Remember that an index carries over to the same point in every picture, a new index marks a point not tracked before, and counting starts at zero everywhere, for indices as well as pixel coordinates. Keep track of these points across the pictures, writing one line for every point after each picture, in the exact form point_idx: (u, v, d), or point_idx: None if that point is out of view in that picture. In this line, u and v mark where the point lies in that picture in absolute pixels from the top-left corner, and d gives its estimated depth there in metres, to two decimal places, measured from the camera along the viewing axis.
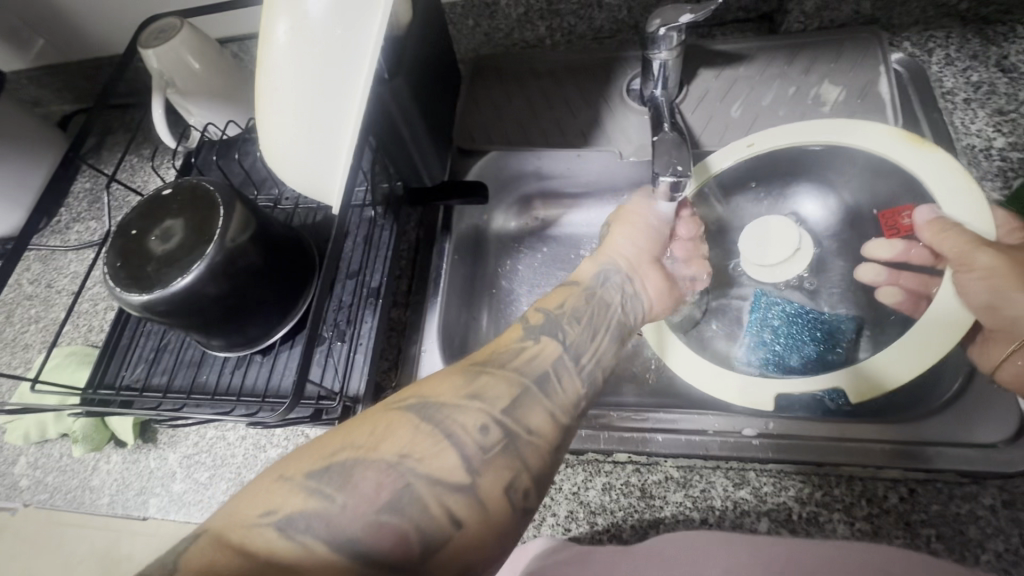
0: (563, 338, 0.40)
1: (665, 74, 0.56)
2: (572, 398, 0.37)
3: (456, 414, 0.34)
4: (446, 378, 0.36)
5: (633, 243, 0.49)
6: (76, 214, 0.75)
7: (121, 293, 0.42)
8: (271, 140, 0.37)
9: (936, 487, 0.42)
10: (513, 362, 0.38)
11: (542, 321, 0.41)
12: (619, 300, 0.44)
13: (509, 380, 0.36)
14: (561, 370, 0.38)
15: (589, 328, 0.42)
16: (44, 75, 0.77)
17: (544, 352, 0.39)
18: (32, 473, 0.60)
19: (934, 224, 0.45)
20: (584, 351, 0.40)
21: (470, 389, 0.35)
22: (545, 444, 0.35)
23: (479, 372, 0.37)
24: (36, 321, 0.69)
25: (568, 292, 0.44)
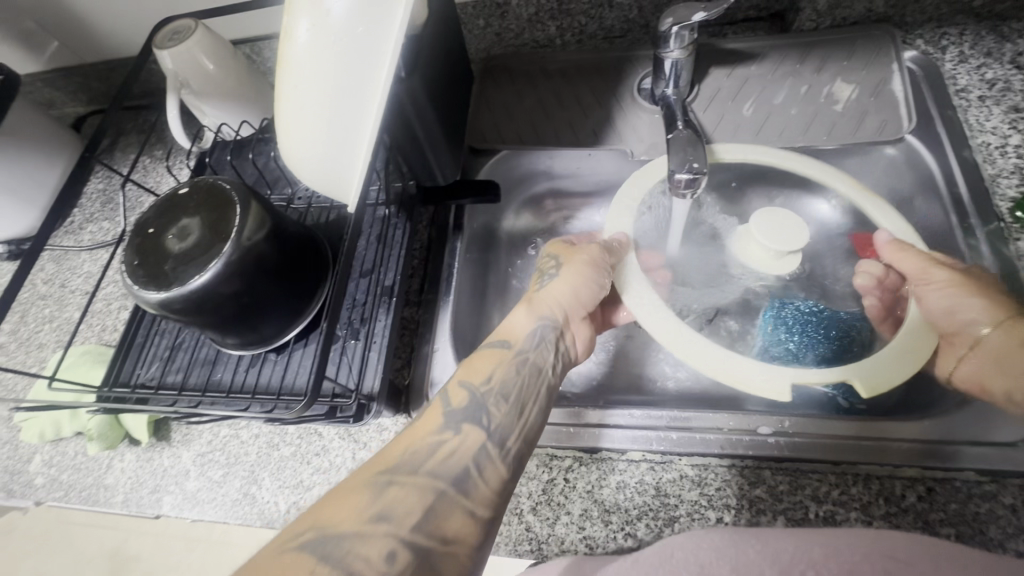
0: (487, 423, 0.39)
1: (676, 73, 0.56)
2: (490, 491, 0.37)
3: (361, 543, 0.32)
4: (347, 496, 0.35)
5: (570, 297, 0.47)
6: (90, 214, 0.76)
7: (139, 291, 0.42)
8: (291, 138, 0.38)
9: (955, 485, 0.41)
10: (426, 464, 0.37)
11: (464, 403, 0.40)
12: (551, 360, 0.44)
13: (422, 487, 0.35)
14: (484, 463, 0.38)
15: (518, 402, 0.41)
16: (59, 77, 0.78)
17: (463, 445, 0.38)
18: (46, 471, 0.60)
19: (894, 244, 0.47)
20: (509, 433, 0.39)
21: (373, 510, 0.33)
22: (465, 551, 0.34)
23: (387, 484, 0.35)
24: (51, 320, 0.69)
25: (497, 361, 0.43)
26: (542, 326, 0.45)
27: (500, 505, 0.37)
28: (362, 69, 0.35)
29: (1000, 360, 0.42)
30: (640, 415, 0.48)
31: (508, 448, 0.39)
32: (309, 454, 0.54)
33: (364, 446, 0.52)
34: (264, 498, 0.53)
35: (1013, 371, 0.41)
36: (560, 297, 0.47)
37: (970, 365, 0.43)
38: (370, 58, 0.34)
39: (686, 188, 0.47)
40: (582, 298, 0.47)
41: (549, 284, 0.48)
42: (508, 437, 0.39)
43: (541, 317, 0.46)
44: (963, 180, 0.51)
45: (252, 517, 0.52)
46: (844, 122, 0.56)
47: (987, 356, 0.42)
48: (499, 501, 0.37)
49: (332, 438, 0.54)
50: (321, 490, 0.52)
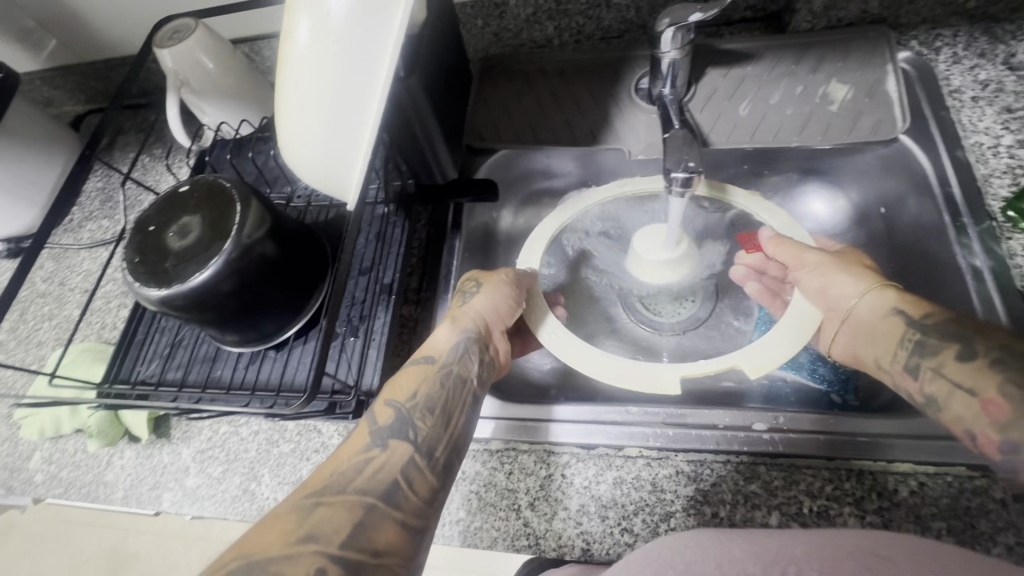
0: (412, 437, 0.40)
1: (673, 73, 0.57)
2: (421, 500, 0.38)
3: (288, 566, 0.33)
4: (275, 521, 0.35)
5: (491, 309, 0.47)
6: (89, 213, 0.76)
7: (140, 288, 0.43)
8: (292, 133, 0.38)
9: (946, 481, 0.42)
10: (354, 482, 0.37)
11: (391, 420, 0.41)
12: (475, 372, 0.44)
13: (349, 506, 0.36)
14: (412, 474, 0.38)
15: (443, 414, 0.42)
16: (58, 76, 0.78)
17: (391, 458, 0.39)
18: (46, 468, 0.60)
19: (773, 240, 0.52)
20: (437, 444, 0.40)
21: (303, 531, 0.34)
22: (395, 561, 0.35)
23: (315, 505, 0.36)
24: (50, 318, 0.70)
25: (421, 375, 0.43)
26: (459, 340, 0.45)
27: (432, 510, 0.39)
28: (360, 72, 0.35)
29: (866, 333, 0.44)
30: (636, 412, 0.48)
31: (434, 458, 0.40)
32: (309, 451, 0.54)
33: None
34: (263, 495, 0.53)
35: (876, 341, 0.43)
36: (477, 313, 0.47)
37: (844, 338, 0.46)
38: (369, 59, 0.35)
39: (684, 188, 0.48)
40: (499, 317, 0.48)
41: (468, 304, 0.48)
42: (434, 448, 0.40)
43: (453, 328, 0.46)
44: (956, 180, 0.52)
45: (253, 513, 0.52)
46: (839, 121, 0.57)
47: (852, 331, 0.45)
48: (431, 507, 0.39)
49: (332, 435, 0.54)
50: None
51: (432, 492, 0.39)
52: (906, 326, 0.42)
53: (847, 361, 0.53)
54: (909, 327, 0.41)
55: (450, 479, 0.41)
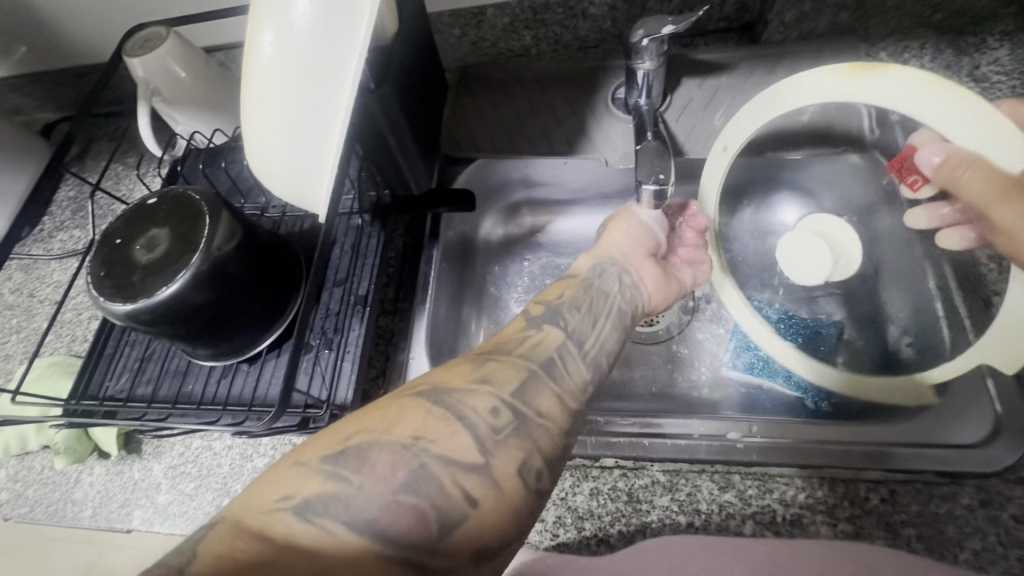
0: (564, 327, 0.41)
1: (648, 84, 0.57)
2: (577, 384, 0.38)
3: (466, 397, 0.34)
4: (455, 364, 0.37)
5: (631, 238, 0.48)
6: (59, 223, 0.75)
7: (105, 302, 0.42)
8: (256, 146, 0.37)
9: (915, 487, 0.43)
10: (517, 349, 0.39)
11: (542, 312, 0.42)
12: (618, 289, 0.45)
13: (516, 366, 0.37)
14: (566, 356, 0.39)
15: (589, 311, 0.43)
16: (28, 83, 0.77)
17: (547, 339, 0.40)
18: (11, 486, 0.59)
19: (951, 158, 0.42)
20: (586, 337, 0.41)
21: (478, 374, 0.36)
22: (554, 426, 0.35)
23: (487, 359, 0.38)
24: (18, 331, 0.68)
25: (567, 284, 0.45)
26: (606, 254, 0.47)
27: (586, 400, 0.38)
28: (328, 79, 0.35)
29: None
30: (613, 422, 0.49)
31: (585, 350, 0.40)
32: None
33: None
34: None
35: None
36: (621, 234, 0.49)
37: None
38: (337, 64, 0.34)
39: (657, 201, 0.49)
40: (642, 241, 0.49)
41: (606, 234, 0.50)
42: (583, 340, 0.40)
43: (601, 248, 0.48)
44: None
45: None
46: (810, 132, 0.58)
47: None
48: (586, 393, 0.38)
49: None
50: None
51: (586, 384, 0.38)
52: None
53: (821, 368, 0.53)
54: None
55: (603, 378, 0.40)
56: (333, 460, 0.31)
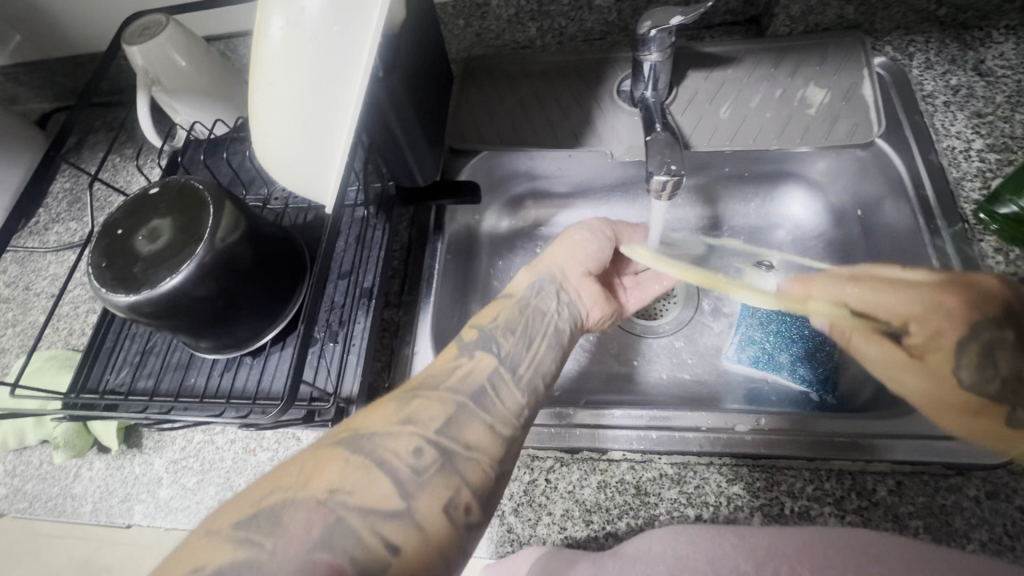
0: (497, 352, 0.43)
1: (655, 75, 0.57)
2: (512, 412, 0.40)
3: (389, 441, 0.36)
4: (381, 406, 0.38)
5: (570, 256, 0.50)
6: (56, 214, 0.73)
7: (107, 294, 0.41)
8: (263, 133, 0.37)
9: (922, 479, 0.43)
10: (447, 381, 0.40)
11: (476, 336, 0.44)
12: (554, 306, 0.47)
13: (442, 401, 0.39)
14: (498, 383, 0.41)
15: (522, 333, 0.45)
16: (23, 72, 0.75)
17: (479, 365, 0.42)
18: (10, 481, 0.58)
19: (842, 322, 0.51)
20: (521, 362, 0.43)
21: (402, 415, 0.37)
22: (486, 460, 0.37)
23: (414, 396, 0.39)
24: (14, 324, 0.67)
25: (502, 305, 0.47)
26: (546, 266, 0.50)
27: (521, 427, 0.40)
28: (335, 77, 0.34)
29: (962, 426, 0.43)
30: (624, 415, 0.48)
31: (520, 375, 0.42)
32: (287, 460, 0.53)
33: None
34: None
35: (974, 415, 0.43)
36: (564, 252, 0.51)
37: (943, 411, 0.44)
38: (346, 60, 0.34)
39: (661, 190, 0.48)
40: (585, 258, 0.51)
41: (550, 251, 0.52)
42: (518, 364, 0.43)
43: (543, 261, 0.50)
44: (930, 183, 0.53)
45: None
46: (816, 125, 0.58)
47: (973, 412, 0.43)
48: (518, 423, 0.40)
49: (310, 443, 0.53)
50: None
51: (520, 410, 0.40)
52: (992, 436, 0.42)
53: (827, 361, 0.54)
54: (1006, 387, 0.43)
55: (538, 401, 0.42)
56: (247, 525, 0.31)
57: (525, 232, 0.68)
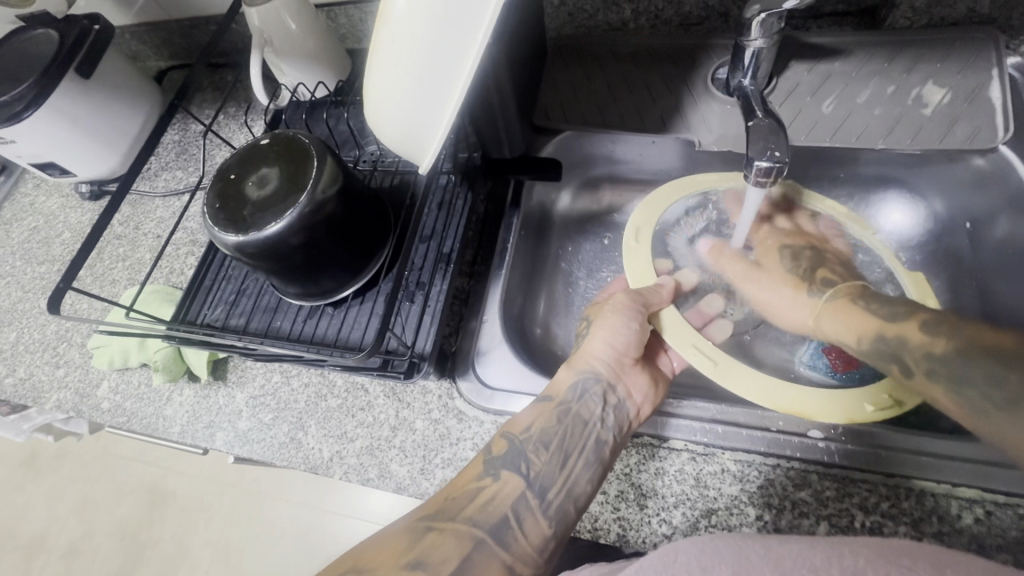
0: (525, 471, 0.43)
1: (756, 64, 0.54)
2: (533, 543, 0.40)
3: None
4: (386, 544, 0.39)
5: (609, 345, 0.48)
6: (165, 162, 0.80)
7: (219, 232, 0.44)
8: (374, 95, 0.38)
9: (1016, 513, 0.39)
10: (464, 511, 0.41)
11: (506, 450, 0.44)
12: (598, 412, 0.45)
13: (458, 535, 0.39)
14: (523, 511, 0.41)
15: (557, 450, 0.44)
16: (148, 31, 0.83)
17: (503, 490, 0.42)
18: (113, 397, 0.65)
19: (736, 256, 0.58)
20: (550, 485, 0.43)
21: (413, 557, 0.37)
22: None
23: (428, 529, 0.39)
24: (124, 259, 0.74)
25: (541, 411, 0.46)
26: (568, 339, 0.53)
27: (544, 556, 0.41)
28: (455, 35, 0.35)
29: (849, 318, 0.45)
30: (688, 405, 0.48)
31: (547, 501, 0.42)
32: (354, 408, 0.56)
33: (408, 406, 0.54)
34: (309, 444, 0.55)
35: (858, 323, 0.44)
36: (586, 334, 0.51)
37: (831, 323, 0.47)
38: (462, 37, 0.35)
39: (765, 176, 0.46)
40: (621, 347, 0.48)
41: (587, 339, 0.50)
42: (547, 488, 0.42)
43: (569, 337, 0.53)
44: None
45: (298, 460, 0.55)
46: (931, 127, 0.54)
47: (828, 308, 0.48)
48: (540, 557, 0.40)
49: (377, 395, 0.56)
50: (363, 443, 0.54)
51: (547, 538, 0.41)
52: (879, 320, 0.43)
53: None
54: (890, 325, 0.42)
55: (569, 526, 0.42)
56: None
57: (598, 216, 0.67)
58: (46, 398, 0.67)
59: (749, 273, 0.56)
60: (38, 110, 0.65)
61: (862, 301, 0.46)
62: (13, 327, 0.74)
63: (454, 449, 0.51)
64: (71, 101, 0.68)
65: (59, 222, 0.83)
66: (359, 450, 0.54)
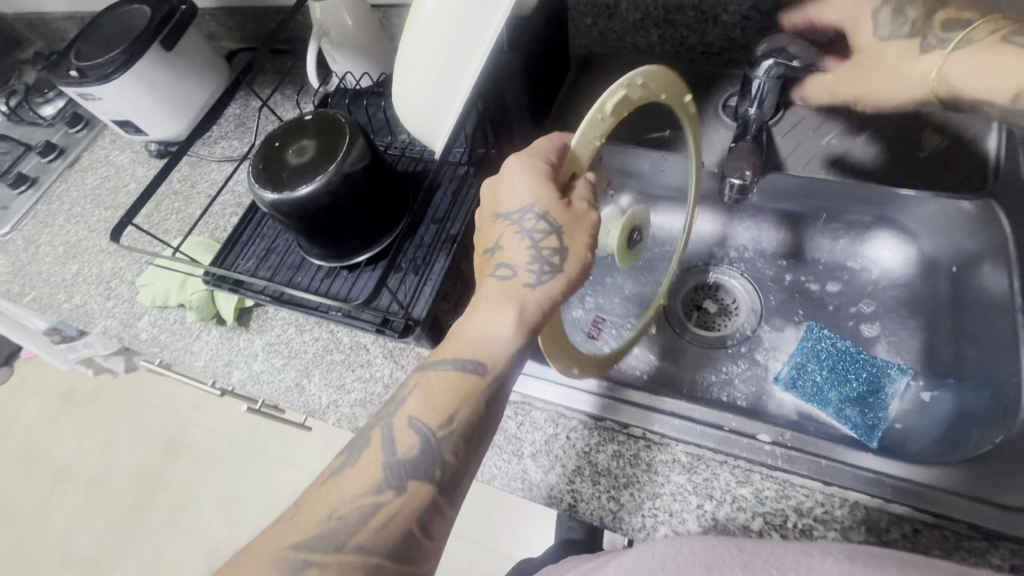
0: (436, 476, 0.41)
1: (761, 94, 0.57)
2: (432, 542, 0.41)
3: None
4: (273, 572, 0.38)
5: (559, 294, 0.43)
6: (224, 132, 0.89)
7: (259, 189, 0.52)
8: (399, 79, 0.44)
9: (942, 534, 0.42)
10: (359, 536, 0.39)
11: (412, 456, 0.41)
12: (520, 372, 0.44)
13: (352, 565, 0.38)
14: (427, 521, 0.40)
15: (472, 437, 0.42)
16: (226, 15, 0.93)
17: (405, 505, 0.40)
18: (151, 329, 0.73)
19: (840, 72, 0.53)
20: (455, 480, 0.42)
21: None
22: None
23: (308, 564, 0.38)
24: (177, 212, 0.83)
25: (459, 397, 0.42)
26: (495, 254, 0.45)
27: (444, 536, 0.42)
28: (468, 39, 0.41)
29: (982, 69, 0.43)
30: (649, 398, 0.52)
31: (453, 491, 0.42)
32: (355, 364, 0.62)
33: (402, 367, 0.60)
34: (311, 391, 0.62)
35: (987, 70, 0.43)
36: (535, 262, 0.43)
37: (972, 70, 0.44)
38: (473, 42, 0.41)
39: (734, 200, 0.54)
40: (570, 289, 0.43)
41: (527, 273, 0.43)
42: (456, 484, 0.42)
43: (497, 244, 0.45)
44: None
45: (299, 404, 0.61)
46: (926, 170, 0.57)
47: (961, 60, 0.44)
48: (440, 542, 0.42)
49: (376, 354, 0.62)
50: (358, 395, 0.60)
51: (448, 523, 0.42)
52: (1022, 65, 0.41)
53: (882, 413, 0.55)
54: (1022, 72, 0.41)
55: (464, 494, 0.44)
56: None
57: None
58: (94, 323, 0.76)
59: (875, 66, 0.51)
60: (125, 73, 0.75)
61: (1017, 42, 0.42)
62: (76, 260, 0.84)
63: None
64: (153, 69, 0.78)
65: (127, 174, 0.93)
66: (353, 401, 0.60)
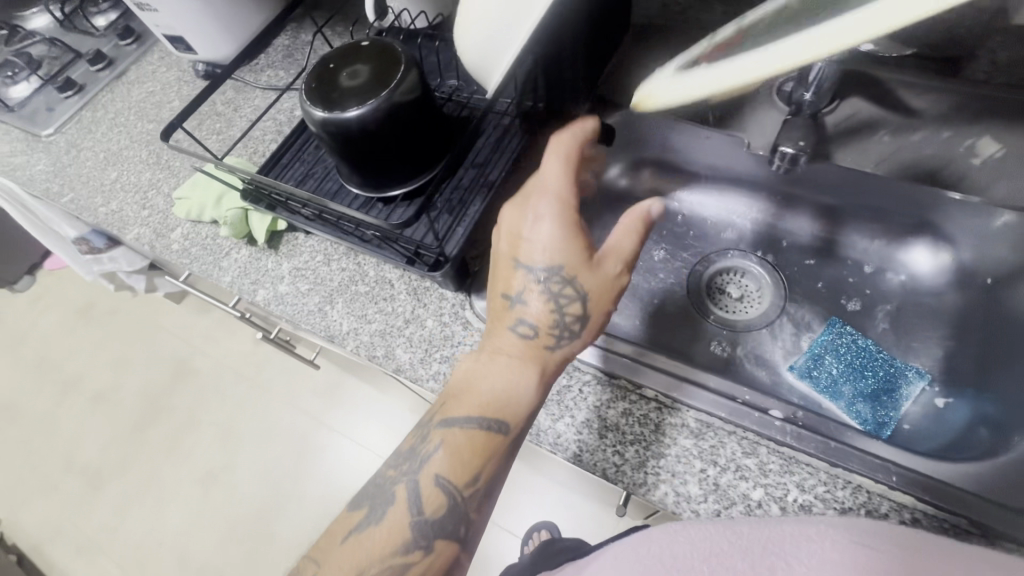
0: (462, 531, 0.44)
1: (820, 80, 0.57)
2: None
3: None
4: None
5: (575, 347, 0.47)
6: (271, 62, 0.89)
7: (309, 107, 0.52)
8: (466, 11, 0.45)
9: (938, 525, 0.43)
10: None
11: (442, 513, 0.43)
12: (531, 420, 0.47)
13: None
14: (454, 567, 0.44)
15: (491, 489, 0.45)
16: None
17: (434, 560, 0.43)
18: (183, 242, 0.74)
19: None
20: (474, 530, 0.45)
21: None
22: None
23: None
24: (218, 133, 0.84)
25: (487, 459, 0.44)
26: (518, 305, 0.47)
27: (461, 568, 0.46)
28: None
29: None
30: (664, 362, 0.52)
31: (472, 536, 0.45)
32: (378, 297, 0.63)
33: (425, 305, 0.61)
34: (332, 317, 0.63)
35: None
36: (559, 327, 0.46)
37: None
38: None
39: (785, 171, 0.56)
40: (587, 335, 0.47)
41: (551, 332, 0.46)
42: (472, 536, 0.45)
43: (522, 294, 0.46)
44: None
45: (319, 328, 0.63)
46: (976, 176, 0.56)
47: None
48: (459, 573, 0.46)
49: (400, 291, 0.63)
50: (378, 327, 0.61)
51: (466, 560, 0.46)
52: None
53: (893, 410, 0.56)
54: None
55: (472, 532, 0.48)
56: None
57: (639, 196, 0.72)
58: (129, 230, 0.78)
59: None
60: None
61: None
62: (115, 168, 0.86)
63: (452, 350, 0.58)
64: None
65: (172, 92, 0.94)
66: (373, 332, 0.61)
